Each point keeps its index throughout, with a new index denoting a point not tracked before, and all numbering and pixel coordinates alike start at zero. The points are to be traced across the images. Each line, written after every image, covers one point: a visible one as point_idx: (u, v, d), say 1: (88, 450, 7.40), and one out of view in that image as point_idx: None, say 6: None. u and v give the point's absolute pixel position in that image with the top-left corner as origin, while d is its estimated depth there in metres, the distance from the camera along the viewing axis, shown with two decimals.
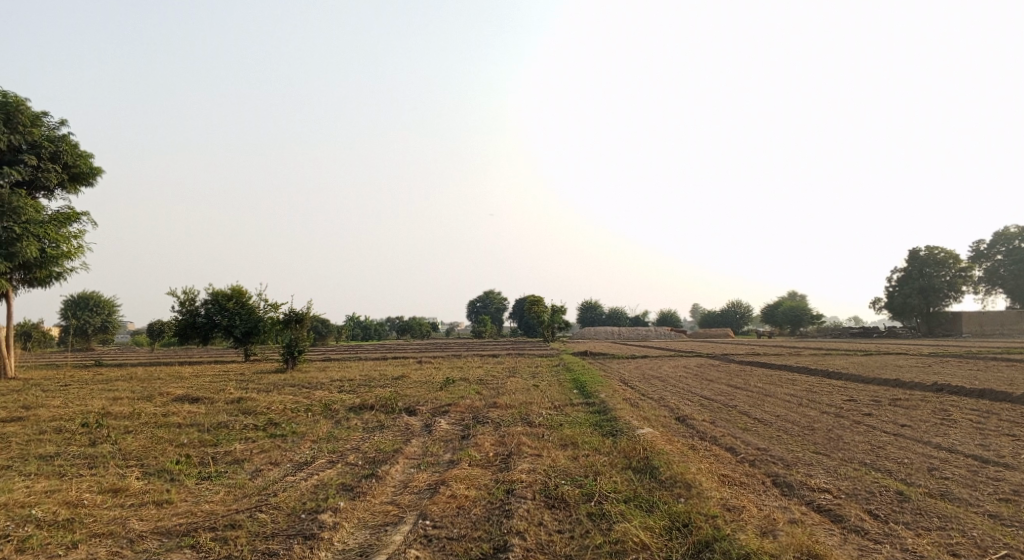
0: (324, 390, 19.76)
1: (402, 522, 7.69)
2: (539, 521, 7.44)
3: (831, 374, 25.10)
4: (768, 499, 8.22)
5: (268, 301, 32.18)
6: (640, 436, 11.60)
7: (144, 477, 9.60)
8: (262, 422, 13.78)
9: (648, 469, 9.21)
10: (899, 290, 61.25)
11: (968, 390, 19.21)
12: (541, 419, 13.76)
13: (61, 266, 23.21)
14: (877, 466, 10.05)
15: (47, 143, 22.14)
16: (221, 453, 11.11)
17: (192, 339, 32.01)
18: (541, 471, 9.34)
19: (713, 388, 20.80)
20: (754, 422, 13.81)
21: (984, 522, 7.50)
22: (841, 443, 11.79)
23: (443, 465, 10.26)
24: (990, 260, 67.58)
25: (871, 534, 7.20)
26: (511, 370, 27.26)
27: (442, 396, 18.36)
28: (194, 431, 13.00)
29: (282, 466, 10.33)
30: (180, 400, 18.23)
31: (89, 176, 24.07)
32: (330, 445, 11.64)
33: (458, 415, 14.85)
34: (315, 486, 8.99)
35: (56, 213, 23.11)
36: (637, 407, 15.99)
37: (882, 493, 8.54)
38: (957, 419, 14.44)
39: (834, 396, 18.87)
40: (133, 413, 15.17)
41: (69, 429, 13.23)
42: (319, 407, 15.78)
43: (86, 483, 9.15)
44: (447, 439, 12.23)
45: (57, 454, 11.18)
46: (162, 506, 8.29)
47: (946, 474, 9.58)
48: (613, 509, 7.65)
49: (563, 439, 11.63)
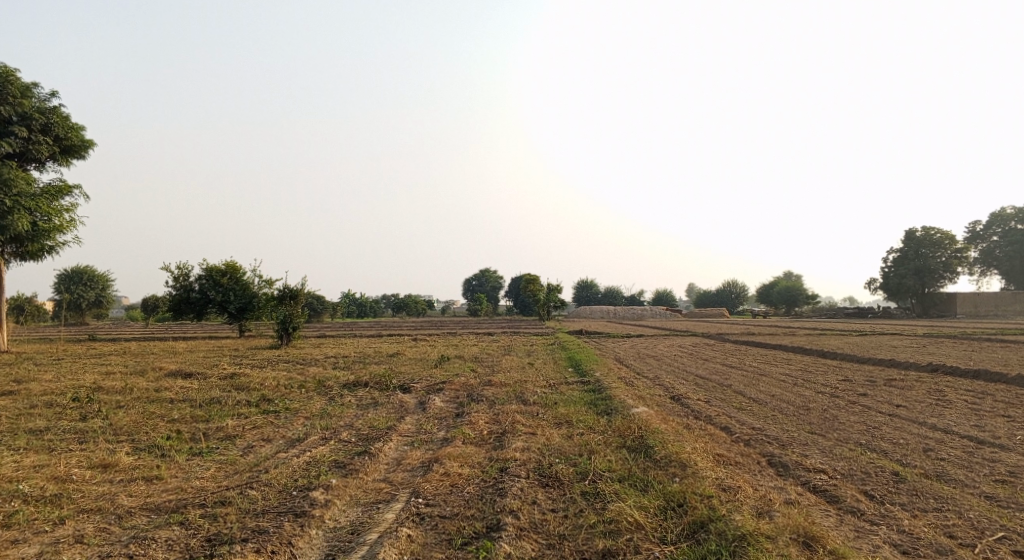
0: (318, 366, 19.67)
1: (394, 500, 7.61)
2: (533, 500, 7.37)
3: (826, 354, 25.10)
4: (764, 479, 8.16)
5: (263, 276, 31.96)
6: (635, 415, 11.52)
7: (134, 453, 9.49)
8: (255, 398, 13.69)
9: (643, 448, 9.14)
10: (894, 270, 61.30)
11: (962, 371, 19.24)
12: (536, 397, 13.68)
13: (53, 239, 22.92)
14: (873, 447, 10.00)
15: (37, 115, 21.74)
16: (213, 429, 11.01)
17: (186, 315, 31.83)
18: (535, 450, 9.26)
19: (708, 367, 20.77)
20: (749, 402, 13.77)
21: (981, 504, 7.46)
22: (836, 422, 11.75)
23: (437, 442, 10.18)
24: (985, 241, 67.66)
25: (867, 515, 7.15)
26: (506, 348, 27.25)
27: (437, 374, 18.26)
28: (186, 407, 12.89)
29: (275, 442, 10.23)
30: (173, 375, 18.10)
31: (81, 149, 23.71)
32: (323, 422, 11.56)
33: (452, 392, 14.79)
34: (307, 463, 8.89)
35: (48, 186, 22.78)
36: (633, 385, 15.94)
37: (877, 474, 8.49)
38: (952, 399, 14.42)
39: (829, 376, 18.86)
40: (125, 388, 15.05)
41: (60, 404, 13.10)
42: (313, 383, 15.70)
43: (74, 458, 9.03)
44: (441, 417, 12.15)
45: (46, 428, 11.06)
46: (151, 482, 8.20)
47: (942, 455, 9.54)
48: (608, 489, 7.57)
49: (558, 417, 11.55)
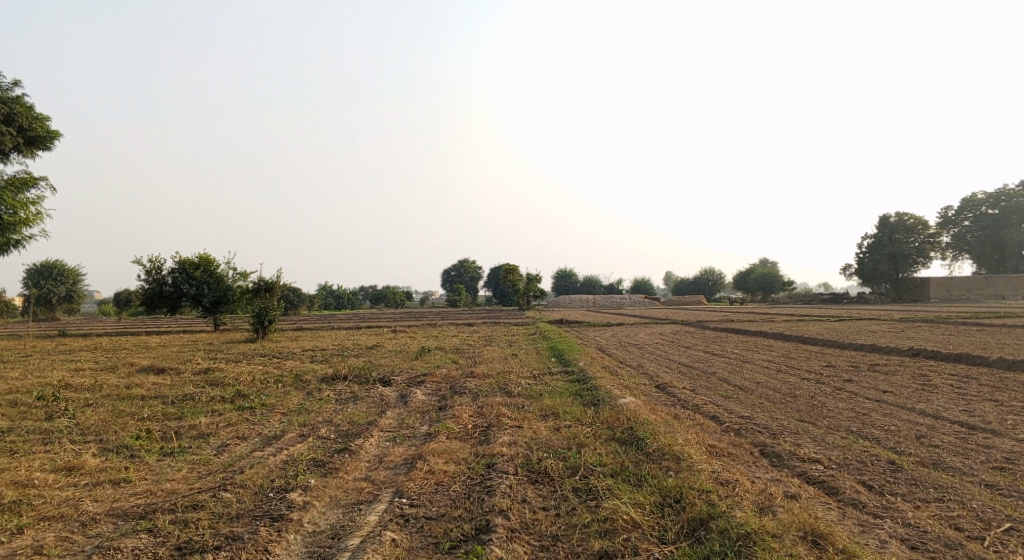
0: (296, 360, 19.20)
1: (377, 501, 7.24)
2: (523, 498, 7.05)
3: (807, 340, 25.08)
4: (759, 471, 7.92)
5: (238, 269, 31.23)
6: (623, 405, 11.23)
7: (101, 454, 9.00)
8: (230, 394, 13.19)
9: (634, 440, 8.88)
10: (869, 256, 61.74)
11: (943, 354, 19.28)
12: (520, 388, 13.37)
13: (19, 233, 22.11)
14: (865, 434, 9.82)
15: (0, 104, 20.87)
16: (186, 427, 10.53)
17: (160, 309, 31.05)
18: (522, 444, 8.93)
19: (690, 355, 20.63)
20: (735, 389, 13.59)
21: (982, 493, 7.29)
22: (824, 410, 11.59)
23: (420, 438, 9.81)
24: (957, 227, 68.62)
25: (869, 507, 6.96)
26: (487, 338, 26.94)
27: (418, 365, 17.90)
28: (157, 404, 12.36)
29: (250, 440, 9.81)
30: (146, 371, 17.48)
31: (47, 139, 22.87)
32: (300, 418, 11.13)
33: (434, 384, 14.44)
34: (284, 462, 8.49)
35: (13, 178, 21.95)
36: (617, 375, 15.69)
37: (874, 463, 8.30)
38: (937, 384, 14.36)
39: (812, 362, 18.78)
40: (94, 385, 14.48)
41: (25, 403, 12.54)
42: (290, 377, 15.23)
43: (37, 461, 8.50)
44: (423, 410, 11.79)
45: (9, 430, 10.50)
46: (119, 486, 7.74)
47: (935, 442, 9.38)
48: (601, 485, 7.28)
49: (544, 409, 11.23)
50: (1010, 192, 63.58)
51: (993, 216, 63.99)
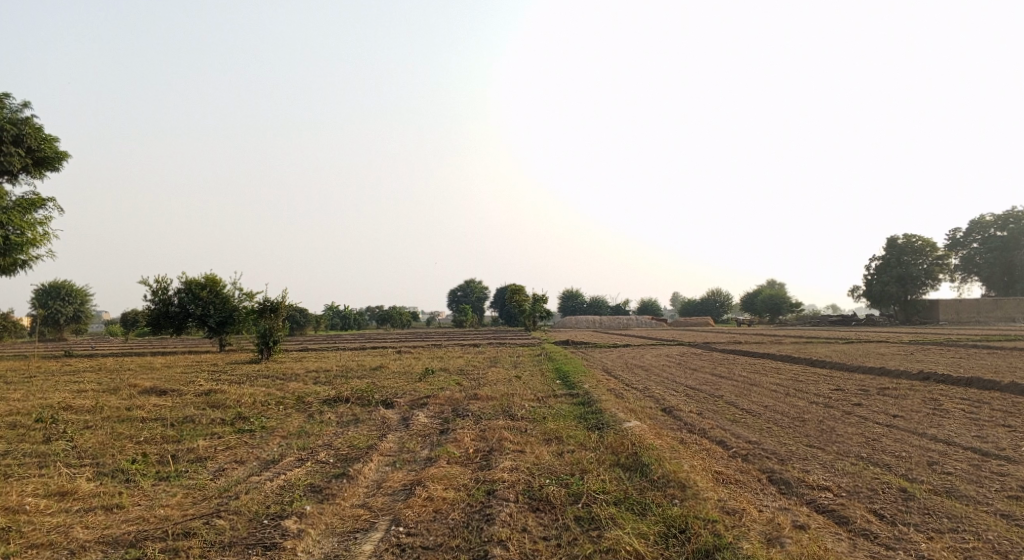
0: (299, 381, 19.05)
1: (373, 529, 7.07)
2: (523, 527, 6.86)
3: (815, 362, 24.75)
4: (767, 499, 7.70)
5: (244, 290, 31.19)
6: (628, 430, 11.02)
7: (95, 479, 8.85)
8: (230, 416, 13.04)
9: (638, 466, 8.67)
10: (877, 277, 61.38)
11: (954, 378, 18.96)
12: (524, 411, 13.19)
13: (27, 253, 22.15)
14: (875, 460, 9.59)
15: (9, 126, 21.00)
16: (183, 450, 10.39)
17: (165, 329, 31.02)
18: (524, 470, 8.74)
19: (697, 377, 20.38)
20: (742, 413, 13.36)
21: (998, 524, 7.06)
22: (833, 435, 11.35)
23: (420, 463, 9.63)
24: (965, 249, 68.22)
25: (880, 538, 6.74)
26: (492, 359, 26.75)
27: (421, 387, 17.71)
28: (157, 426, 12.22)
29: (248, 464, 9.65)
30: (147, 392, 17.38)
31: (56, 161, 22.99)
32: (300, 441, 10.97)
33: (437, 407, 14.26)
34: (281, 487, 8.32)
35: (21, 199, 22.04)
36: (623, 398, 15.46)
37: (885, 491, 8.06)
38: (948, 408, 14.07)
39: (821, 385, 18.46)
40: (95, 407, 14.37)
41: (24, 425, 12.43)
42: (291, 399, 15.08)
43: (30, 485, 8.36)
44: (425, 434, 11.61)
45: (6, 453, 10.38)
46: (111, 512, 7.58)
47: (947, 469, 9.14)
48: (603, 514, 7.08)
49: (547, 434, 11.04)
50: (1018, 214, 63.26)
51: (1001, 238, 63.61)
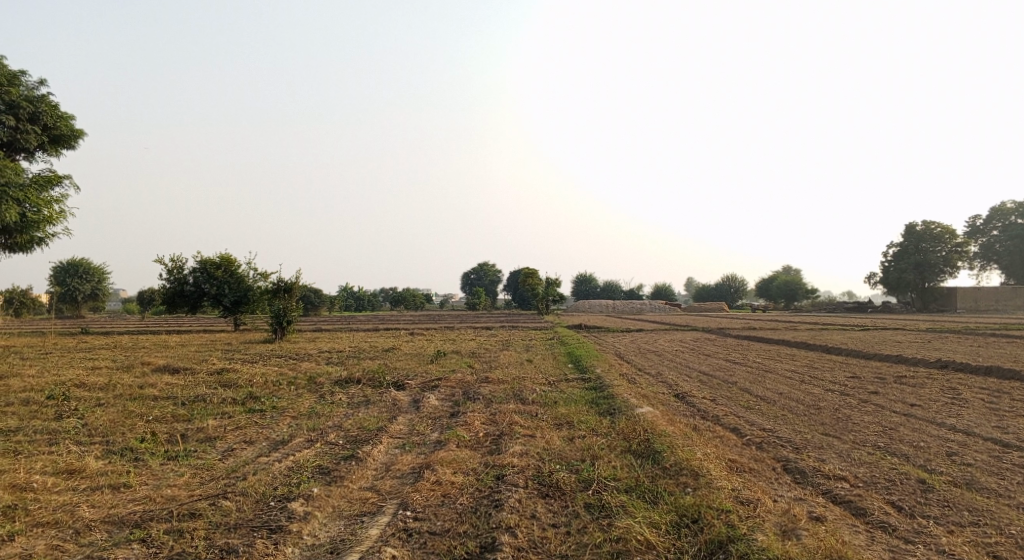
0: (311, 362, 19.05)
1: (380, 512, 6.98)
2: (532, 514, 6.74)
3: (831, 349, 24.44)
4: (782, 489, 7.54)
5: (259, 270, 31.19)
6: (640, 416, 10.87)
7: (104, 457, 8.83)
8: (242, 396, 13.02)
9: (650, 453, 8.53)
10: (895, 264, 60.53)
11: (973, 366, 18.63)
12: (535, 395, 13.08)
13: (43, 231, 22.21)
14: (893, 450, 9.38)
15: (26, 104, 20.94)
16: (193, 429, 10.35)
17: (180, 308, 31.17)
18: (534, 455, 8.61)
19: (711, 363, 20.17)
20: (757, 400, 13.13)
21: (1020, 518, 6.87)
22: (850, 423, 11.13)
23: (429, 446, 9.53)
24: (986, 236, 67.10)
25: (899, 531, 6.57)
26: (505, 342, 26.65)
27: (433, 369, 17.64)
28: (168, 405, 12.22)
29: (257, 445, 9.60)
30: (160, 371, 17.42)
31: (71, 139, 22.96)
32: (310, 422, 10.90)
33: (448, 390, 14.19)
34: (289, 469, 8.25)
35: (37, 176, 22.05)
36: (635, 383, 15.30)
37: (903, 482, 7.86)
38: (968, 398, 13.79)
39: (837, 373, 18.20)
40: (107, 385, 14.40)
41: (37, 402, 12.48)
42: (303, 379, 15.05)
43: (38, 463, 8.35)
44: (435, 416, 11.53)
45: (17, 429, 10.40)
46: (118, 491, 7.55)
47: (968, 460, 8.91)
48: (614, 501, 6.94)
49: (558, 418, 10.90)
50: None
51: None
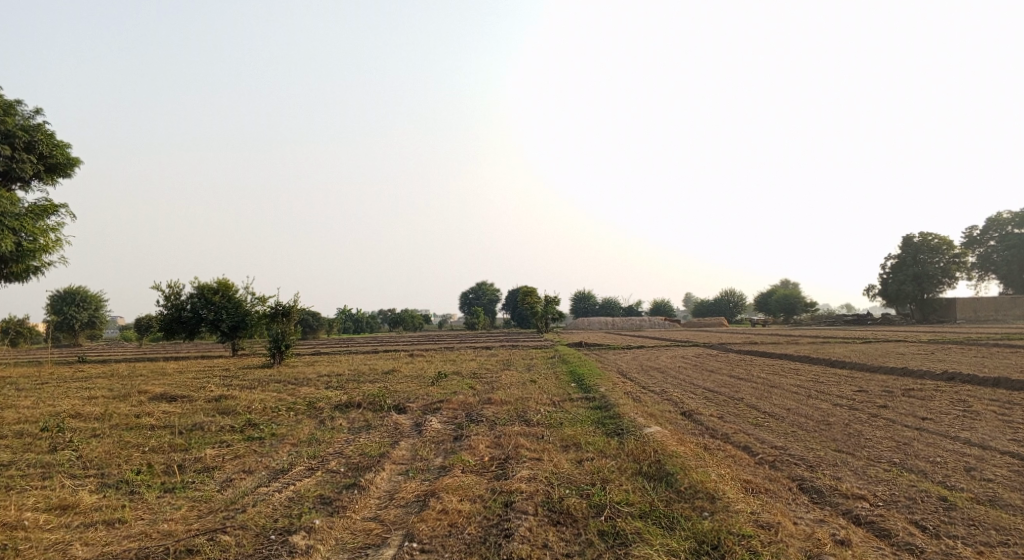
0: (310, 386, 18.73)
1: (385, 544, 6.72)
2: (544, 544, 6.49)
3: (835, 363, 24.17)
4: (800, 511, 7.29)
5: (257, 294, 30.94)
6: (648, 436, 10.60)
7: (99, 491, 8.55)
8: (240, 423, 12.72)
9: (662, 476, 8.27)
10: (892, 277, 60.45)
11: (980, 378, 18.39)
12: (539, 416, 12.82)
13: (39, 260, 21.97)
14: (909, 466, 9.13)
15: (21, 133, 20.88)
16: (190, 460, 10.06)
17: (178, 334, 30.79)
18: (542, 479, 8.35)
19: (715, 379, 19.90)
20: (765, 417, 12.86)
21: None
22: (862, 439, 10.88)
23: (433, 472, 9.26)
24: (982, 246, 67.15)
25: (927, 554, 6.34)
26: (505, 363, 26.33)
27: (434, 391, 17.35)
28: (165, 434, 11.92)
29: (257, 475, 9.31)
30: (156, 399, 17.09)
31: (67, 167, 22.82)
32: (310, 449, 10.63)
33: (450, 412, 13.91)
34: (290, 499, 7.97)
35: (33, 205, 21.88)
36: (640, 401, 15.01)
37: (924, 500, 7.61)
38: (979, 410, 13.54)
39: (844, 387, 17.92)
40: (103, 415, 14.10)
41: (31, 434, 12.17)
42: (302, 405, 14.74)
43: (30, 499, 8.07)
44: (438, 440, 11.25)
45: (10, 463, 10.10)
46: (113, 527, 7.28)
47: (987, 475, 8.67)
48: (629, 528, 6.70)
49: (564, 440, 10.64)
50: None
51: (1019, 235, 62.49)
